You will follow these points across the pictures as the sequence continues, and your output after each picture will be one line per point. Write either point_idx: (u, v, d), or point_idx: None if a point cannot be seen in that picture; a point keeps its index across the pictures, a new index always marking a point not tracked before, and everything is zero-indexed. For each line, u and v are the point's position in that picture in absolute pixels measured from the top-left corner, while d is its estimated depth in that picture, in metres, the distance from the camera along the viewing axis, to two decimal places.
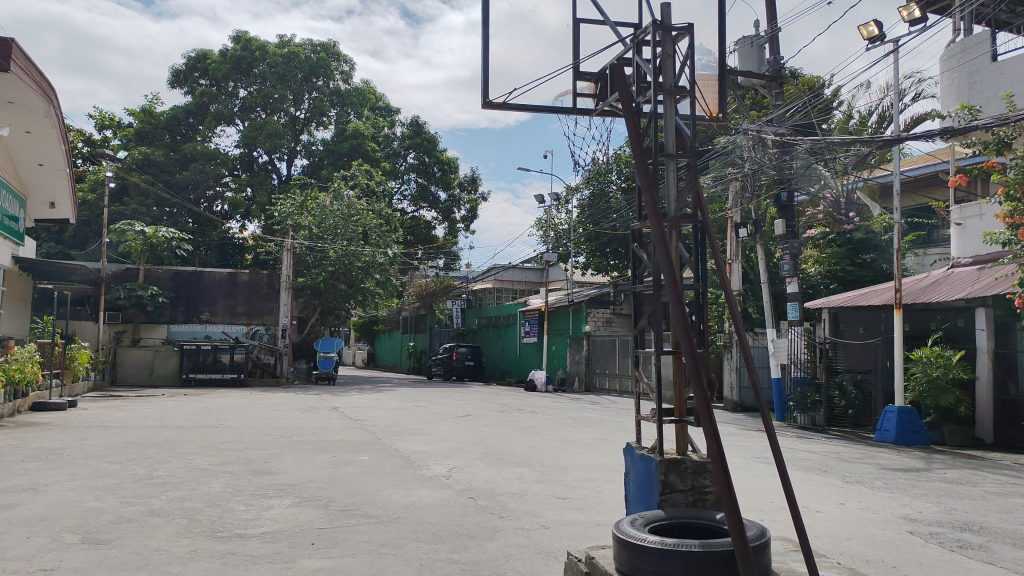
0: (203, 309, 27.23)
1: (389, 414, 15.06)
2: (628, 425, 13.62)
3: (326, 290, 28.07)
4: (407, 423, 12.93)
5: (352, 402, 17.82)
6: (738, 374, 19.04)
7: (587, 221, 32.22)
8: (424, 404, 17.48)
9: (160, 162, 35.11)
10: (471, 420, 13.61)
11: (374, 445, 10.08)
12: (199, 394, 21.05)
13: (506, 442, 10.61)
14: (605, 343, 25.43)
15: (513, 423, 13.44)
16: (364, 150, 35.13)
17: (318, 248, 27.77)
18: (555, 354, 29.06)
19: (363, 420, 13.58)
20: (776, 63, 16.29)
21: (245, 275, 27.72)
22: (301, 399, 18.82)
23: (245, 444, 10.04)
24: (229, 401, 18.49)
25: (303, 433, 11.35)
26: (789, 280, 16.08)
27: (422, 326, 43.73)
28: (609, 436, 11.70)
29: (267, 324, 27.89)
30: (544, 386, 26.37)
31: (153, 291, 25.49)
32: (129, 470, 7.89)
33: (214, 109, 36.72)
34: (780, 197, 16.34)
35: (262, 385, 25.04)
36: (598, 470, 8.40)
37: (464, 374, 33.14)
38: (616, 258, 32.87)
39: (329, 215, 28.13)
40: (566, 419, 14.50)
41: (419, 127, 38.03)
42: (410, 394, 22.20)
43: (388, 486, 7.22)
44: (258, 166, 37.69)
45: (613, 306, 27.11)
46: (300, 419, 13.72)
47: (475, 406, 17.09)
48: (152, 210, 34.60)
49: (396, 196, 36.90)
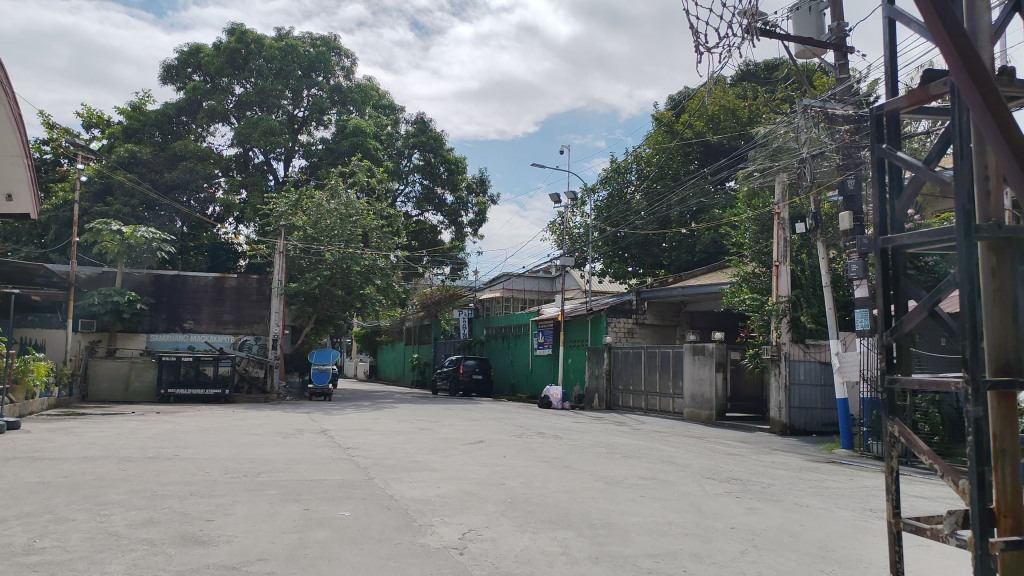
0: (185, 316, 24.95)
1: (386, 440, 12.66)
2: (676, 457, 11.21)
3: (320, 296, 25.72)
4: (407, 454, 10.55)
5: (345, 424, 15.42)
6: (788, 394, 16.84)
7: (604, 223, 29.94)
8: (426, 427, 15.07)
9: (147, 161, 33.09)
10: (483, 450, 11.23)
11: (363, 491, 7.69)
12: (174, 412, 18.74)
13: (533, 484, 8.24)
14: (629, 356, 23.02)
15: (535, 453, 11.01)
16: (368, 149, 32.99)
17: (313, 251, 25.54)
18: (572, 367, 26.64)
19: (354, 449, 11.19)
20: (841, 29, 13.94)
21: (234, 280, 25.48)
22: (288, 419, 16.45)
23: (194, 488, 7.63)
24: (205, 421, 16.11)
25: (276, 470, 8.95)
26: (856, 285, 13.71)
27: (427, 337, 41.39)
28: (659, 474, 9.30)
29: (257, 333, 25.61)
30: (560, 403, 24.02)
31: (131, 296, 23.16)
32: (5, 536, 5.51)
33: (206, 105, 34.68)
34: (845, 185, 13.79)
35: (249, 402, 22.66)
36: (671, 536, 6.01)
37: (471, 388, 30.74)
38: (635, 264, 30.45)
39: (326, 215, 25.82)
40: (598, 448, 12.09)
41: (424, 124, 35.86)
42: (413, 412, 19.80)
43: (373, 572, 4.80)
44: (253, 167, 35.56)
45: (636, 315, 24.69)
46: (278, 447, 11.33)
47: (487, 429, 14.69)
48: (138, 211, 32.37)
49: (400, 198, 34.71)
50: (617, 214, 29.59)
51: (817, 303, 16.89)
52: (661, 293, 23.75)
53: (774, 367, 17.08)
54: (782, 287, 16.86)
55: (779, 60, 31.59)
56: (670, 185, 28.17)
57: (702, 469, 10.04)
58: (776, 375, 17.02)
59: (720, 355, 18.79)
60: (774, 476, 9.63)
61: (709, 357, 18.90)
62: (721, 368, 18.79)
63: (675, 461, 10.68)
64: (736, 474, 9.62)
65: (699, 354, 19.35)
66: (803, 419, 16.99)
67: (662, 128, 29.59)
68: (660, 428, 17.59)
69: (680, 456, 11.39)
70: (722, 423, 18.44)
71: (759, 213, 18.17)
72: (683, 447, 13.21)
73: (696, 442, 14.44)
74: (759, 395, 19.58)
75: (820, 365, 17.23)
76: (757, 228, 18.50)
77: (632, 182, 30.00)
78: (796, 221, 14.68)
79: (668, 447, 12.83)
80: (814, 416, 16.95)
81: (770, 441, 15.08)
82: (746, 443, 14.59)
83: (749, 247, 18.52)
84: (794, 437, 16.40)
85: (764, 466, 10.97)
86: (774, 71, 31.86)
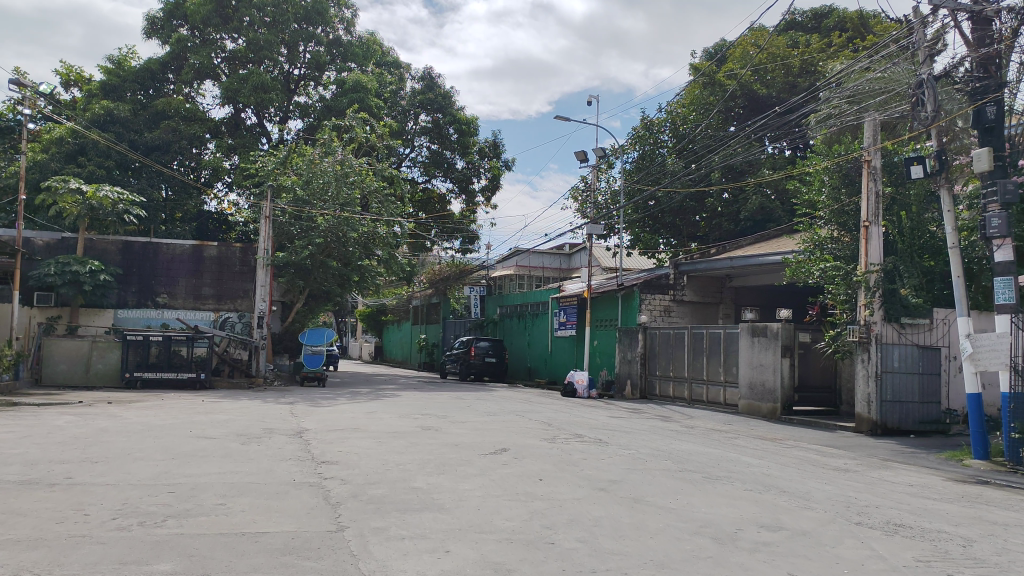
0: (160, 290, 21.86)
1: (377, 448, 9.49)
2: (781, 480, 7.99)
3: (313, 268, 22.51)
4: (405, 476, 7.39)
5: (330, 421, 12.27)
6: (880, 385, 13.62)
7: (634, 187, 26.62)
8: (431, 425, 11.91)
9: (125, 119, 30.18)
10: (509, 467, 8.07)
11: (322, 564, 4.55)
12: (129, 401, 15.62)
13: (600, 547, 5.06)
14: (667, 338, 19.73)
15: (584, 473, 7.82)
16: (371, 106, 29.78)
17: (304, 217, 22.31)
18: (599, 350, 23.46)
19: (330, 465, 8.03)
20: None
21: (214, 248, 22.28)
22: (263, 412, 13.36)
23: (32, 561, 4.47)
24: (158, 414, 13.02)
25: (197, 511, 5.81)
26: (995, 246, 10.48)
27: (434, 316, 38.31)
28: (782, 516, 6.12)
29: (240, 310, 22.45)
30: (586, 391, 20.90)
31: (93, 266, 20.08)
32: None
33: (193, 59, 31.59)
34: (983, 114, 10.70)
35: (229, 388, 19.68)
36: None
37: (483, 373, 27.67)
38: (668, 234, 27.12)
39: (318, 175, 22.61)
40: (662, 461, 8.91)
41: (432, 80, 32.42)
42: (416, 402, 16.71)
43: None
44: (245, 129, 32.43)
45: (673, 291, 21.48)
46: (225, 461, 8.17)
47: (510, 430, 11.54)
48: (116, 175, 29.27)
49: (406, 162, 31.50)
50: (649, 177, 26.25)
51: (915, 273, 13.74)
52: (702, 266, 20.53)
53: (861, 352, 13.89)
54: (873, 253, 13.82)
55: (830, 7, 27.93)
56: (710, 144, 24.84)
57: (834, 503, 6.82)
58: (863, 361, 13.83)
59: (787, 336, 15.55)
60: (952, 519, 6.40)
61: (773, 340, 15.68)
62: (788, 352, 15.55)
63: (782, 488, 7.47)
64: (892, 515, 6.40)
65: (760, 336, 16.12)
66: (897, 416, 13.68)
67: (699, 80, 26.22)
68: (718, 425, 14.39)
69: (782, 477, 8.18)
70: (790, 418, 15.19)
71: (841, 161, 14.92)
72: (768, 457, 9.99)
73: (778, 448, 11.23)
74: (830, 385, 16.25)
75: (918, 349, 13.98)
76: (835, 179, 15.24)
77: (666, 142, 26.70)
78: (912, 162, 11.37)
79: (751, 459, 9.62)
80: (911, 412, 13.78)
81: (867, 447, 11.85)
82: (840, 449, 11.37)
83: (826, 205, 15.34)
84: (889, 439, 13.17)
85: (907, 491, 7.75)
86: (823, 18, 28.29)
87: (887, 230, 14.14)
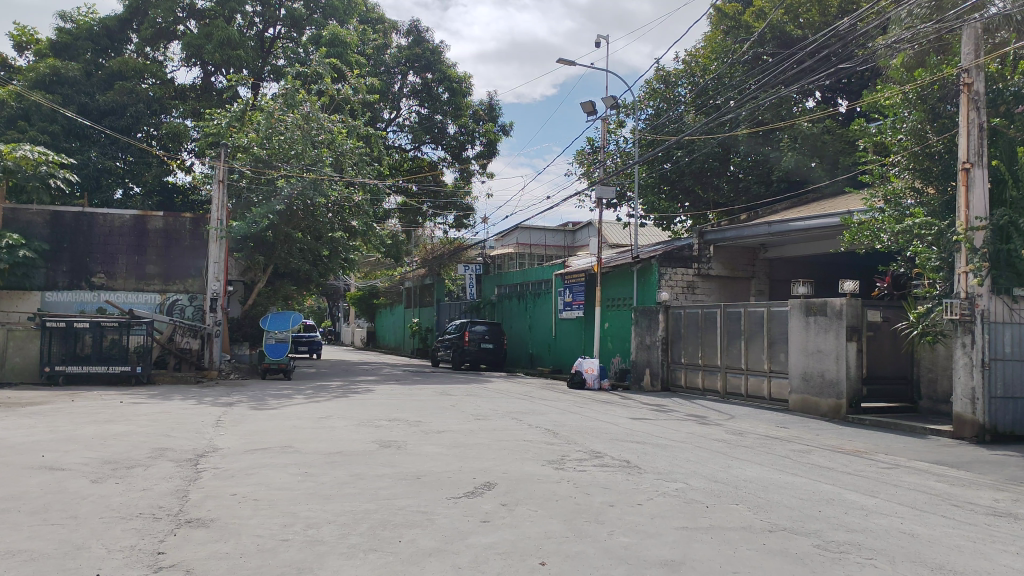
0: (96, 269, 18.69)
1: (299, 485, 6.26)
2: (946, 550, 4.78)
3: (277, 242, 19.33)
4: (303, 564, 4.16)
5: (259, 435, 9.04)
6: (988, 376, 10.41)
7: (647, 149, 23.34)
8: (392, 441, 8.68)
9: (75, 81, 26.87)
10: (490, 530, 4.87)
11: None
12: (25, 403, 12.39)
13: None
14: (692, 320, 16.51)
15: (618, 544, 4.63)
16: (351, 63, 26.41)
17: (266, 181, 19.10)
18: (611, 334, 20.26)
19: (193, 532, 4.80)
20: None
21: (159, 219, 19.05)
22: (179, 421, 10.14)
23: None
24: (38, 424, 9.83)
25: None
26: None
27: (428, 299, 35.16)
28: None
29: (191, 292, 19.29)
30: (596, 382, 17.76)
31: (11, 240, 16.89)
32: None
33: (152, 15, 28.19)
34: None
35: (173, 383, 16.53)
36: None
37: (479, 361, 24.49)
38: (688, 202, 23.88)
39: (281, 132, 19.34)
40: (734, 508, 5.70)
41: (420, 34, 28.95)
42: (390, 401, 13.50)
43: None
44: (210, 92, 29.00)
45: (698, 264, 18.28)
46: (25, 523, 4.96)
47: (500, 447, 8.34)
48: (63, 142, 26.01)
49: (391, 127, 28.17)
50: (665, 134, 22.93)
51: None
52: (732, 235, 17.24)
53: (961, 335, 10.65)
54: (976, 205, 10.63)
55: None
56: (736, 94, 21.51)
57: None
58: (965, 348, 10.60)
59: (854, 316, 12.34)
60: None
61: (836, 320, 12.44)
62: (855, 335, 12.32)
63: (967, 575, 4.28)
64: None
65: (817, 315, 12.87)
66: (1009, 417, 10.49)
67: (721, 24, 22.80)
68: (771, 430, 11.17)
69: (940, 543, 4.96)
70: (860, 419, 11.97)
71: (925, 90, 11.65)
72: (881, 492, 6.75)
73: (875, 470, 8.00)
74: (904, 375, 13.02)
75: None
76: (917, 113, 11.87)
77: (684, 96, 23.39)
78: None
79: (860, 497, 6.41)
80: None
81: (991, 463, 8.64)
82: (961, 471, 8.15)
83: (902, 147, 12.05)
84: (1003, 448, 9.97)
85: None
86: None
87: (994, 175, 10.91)
